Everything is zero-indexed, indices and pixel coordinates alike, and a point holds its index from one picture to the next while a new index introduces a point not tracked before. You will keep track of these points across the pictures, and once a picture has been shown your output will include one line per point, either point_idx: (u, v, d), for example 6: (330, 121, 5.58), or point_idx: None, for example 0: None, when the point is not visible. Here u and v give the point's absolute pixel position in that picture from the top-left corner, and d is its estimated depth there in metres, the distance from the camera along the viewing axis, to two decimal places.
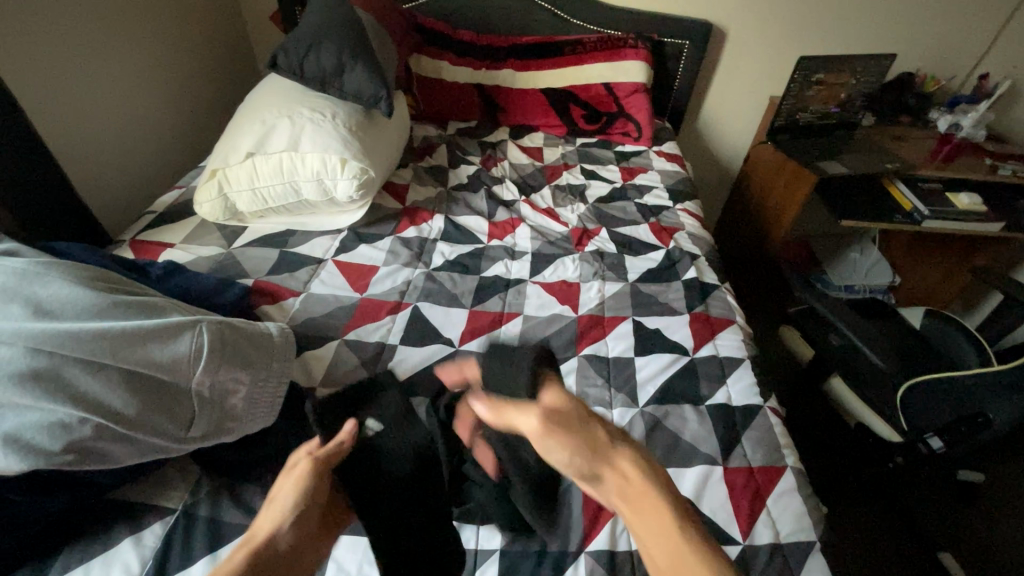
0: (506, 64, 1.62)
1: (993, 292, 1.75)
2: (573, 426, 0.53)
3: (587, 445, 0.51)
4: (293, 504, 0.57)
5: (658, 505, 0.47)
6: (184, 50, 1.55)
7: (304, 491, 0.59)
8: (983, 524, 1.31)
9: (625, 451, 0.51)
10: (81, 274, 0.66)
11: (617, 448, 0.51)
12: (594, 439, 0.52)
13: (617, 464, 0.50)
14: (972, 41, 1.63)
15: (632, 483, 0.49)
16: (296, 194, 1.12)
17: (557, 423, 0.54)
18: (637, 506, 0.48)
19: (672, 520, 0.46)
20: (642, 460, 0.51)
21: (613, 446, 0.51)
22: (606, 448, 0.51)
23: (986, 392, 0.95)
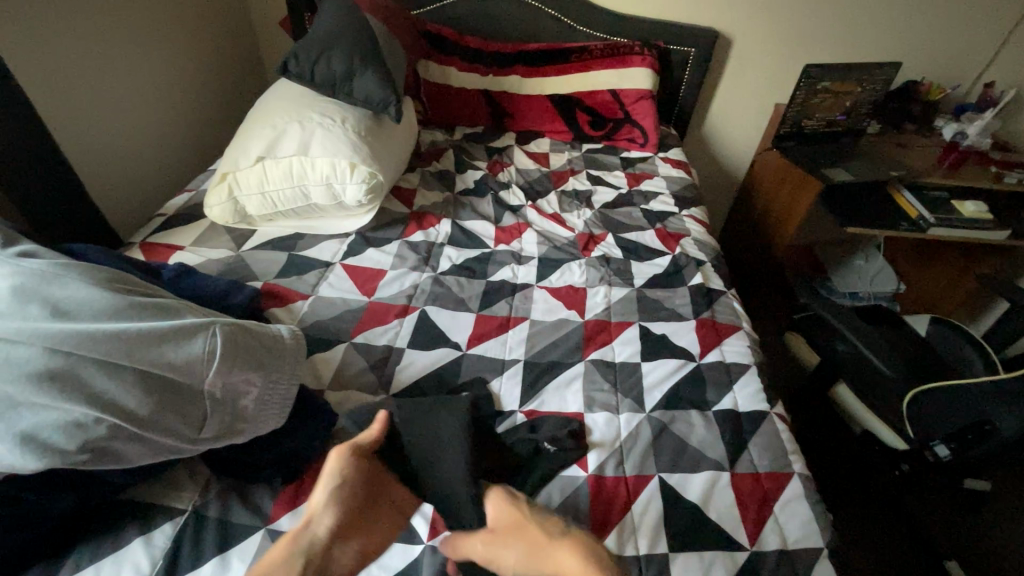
0: (512, 70, 1.63)
1: (998, 300, 1.75)
2: (513, 537, 0.60)
3: (531, 542, 0.59)
4: (329, 498, 0.61)
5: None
6: (194, 55, 1.57)
7: (339, 485, 0.62)
8: (989, 533, 1.30)
9: (571, 536, 0.59)
10: (98, 275, 0.67)
11: (556, 541, 0.58)
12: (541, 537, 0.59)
13: (562, 560, 0.56)
14: (977, 50, 1.64)
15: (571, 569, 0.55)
16: (305, 197, 1.13)
17: (506, 533, 0.61)
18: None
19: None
20: (586, 544, 0.57)
21: (559, 537, 0.58)
22: (555, 538, 0.58)
23: (994, 400, 0.95)
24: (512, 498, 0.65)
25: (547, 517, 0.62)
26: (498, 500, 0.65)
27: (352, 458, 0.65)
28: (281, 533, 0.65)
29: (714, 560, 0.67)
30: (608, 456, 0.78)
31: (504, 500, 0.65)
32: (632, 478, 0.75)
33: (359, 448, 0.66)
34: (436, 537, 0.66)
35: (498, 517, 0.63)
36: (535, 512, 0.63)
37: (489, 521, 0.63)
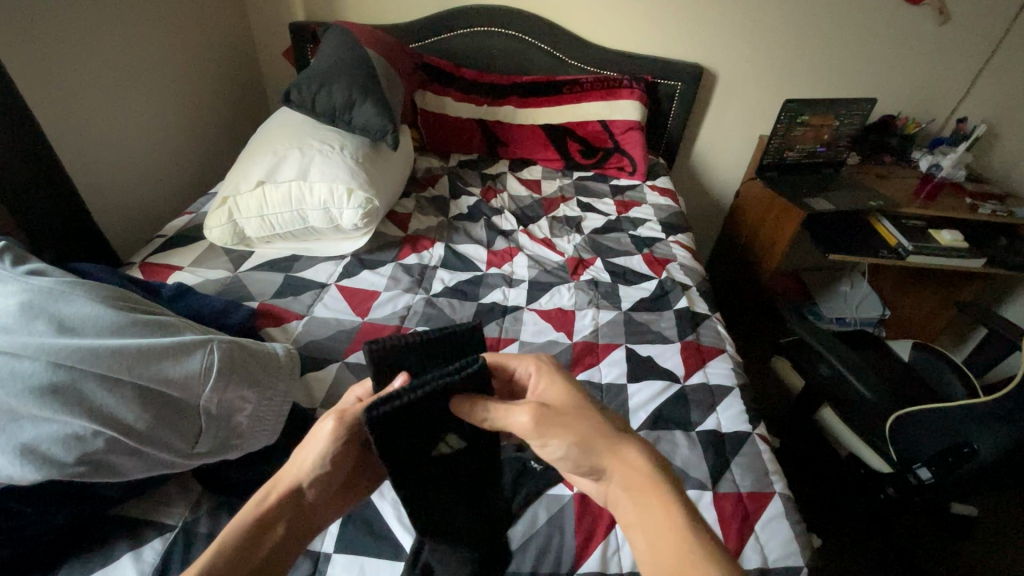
0: (506, 101, 1.70)
1: (979, 328, 1.80)
2: (575, 416, 0.57)
3: (591, 429, 0.56)
4: (314, 466, 0.56)
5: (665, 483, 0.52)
6: (199, 84, 1.63)
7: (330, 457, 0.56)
8: (978, 559, 1.31)
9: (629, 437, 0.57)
10: (102, 293, 0.70)
11: (612, 444, 0.55)
12: (609, 434, 0.56)
13: (624, 456, 0.54)
14: (950, 88, 1.73)
15: (631, 474, 0.53)
16: (303, 220, 1.16)
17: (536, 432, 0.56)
18: (638, 493, 0.52)
19: (682, 498, 0.50)
20: (644, 448, 0.56)
21: (620, 435, 0.56)
22: (614, 441, 0.55)
23: (973, 422, 0.96)
24: (568, 380, 0.63)
25: (604, 413, 0.59)
26: (554, 380, 0.62)
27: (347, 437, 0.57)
28: None
29: None
30: None
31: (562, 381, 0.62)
32: None
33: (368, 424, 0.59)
34: None
35: (552, 398, 0.60)
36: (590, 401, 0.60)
37: (524, 419, 0.56)
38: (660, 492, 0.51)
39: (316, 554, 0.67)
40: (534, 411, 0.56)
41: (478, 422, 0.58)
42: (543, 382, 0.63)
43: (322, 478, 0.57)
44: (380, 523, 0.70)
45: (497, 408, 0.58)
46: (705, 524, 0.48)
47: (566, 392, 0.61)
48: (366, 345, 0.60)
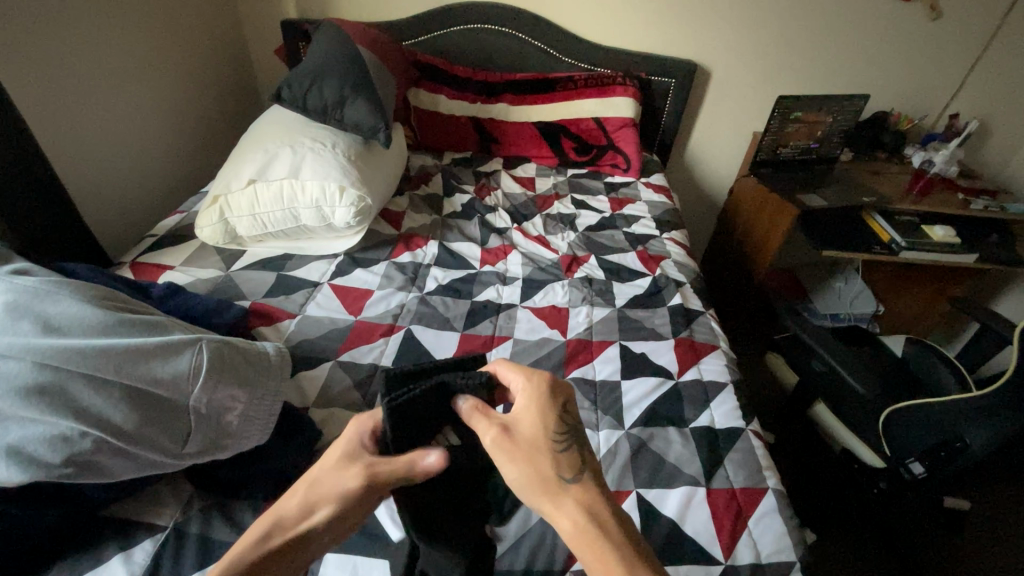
0: (500, 98, 1.69)
1: (971, 323, 1.82)
2: (533, 449, 0.54)
3: (546, 470, 0.53)
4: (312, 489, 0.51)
5: (607, 546, 0.49)
6: (190, 82, 1.62)
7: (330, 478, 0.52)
8: (970, 552, 1.32)
9: (581, 484, 0.53)
10: (89, 293, 0.69)
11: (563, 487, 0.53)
12: (559, 472, 0.53)
13: (564, 507, 0.52)
14: (941, 84, 1.73)
15: (574, 524, 0.50)
16: (295, 219, 1.16)
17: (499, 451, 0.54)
18: (580, 545, 0.49)
19: (620, 566, 0.47)
20: (592, 498, 0.52)
21: (568, 482, 0.53)
22: (563, 482, 0.53)
23: (964, 416, 0.97)
24: (546, 403, 0.57)
25: (566, 450, 0.55)
26: (529, 401, 0.57)
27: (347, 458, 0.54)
28: None
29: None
30: None
31: (538, 405, 0.57)
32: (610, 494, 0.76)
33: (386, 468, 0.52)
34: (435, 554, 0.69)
35: (525, 420, 0.56)
36: (556, 433, 0.56)
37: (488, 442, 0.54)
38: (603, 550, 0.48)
39: None
40: (498, 434, 0.55)
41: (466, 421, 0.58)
42: (522, 398, 0.58)
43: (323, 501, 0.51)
44: (373, 522, 0.70)
45: (477, 415, 0.57)
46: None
47: (535, 418, 0.56)
48: (383, 371, 0.59)
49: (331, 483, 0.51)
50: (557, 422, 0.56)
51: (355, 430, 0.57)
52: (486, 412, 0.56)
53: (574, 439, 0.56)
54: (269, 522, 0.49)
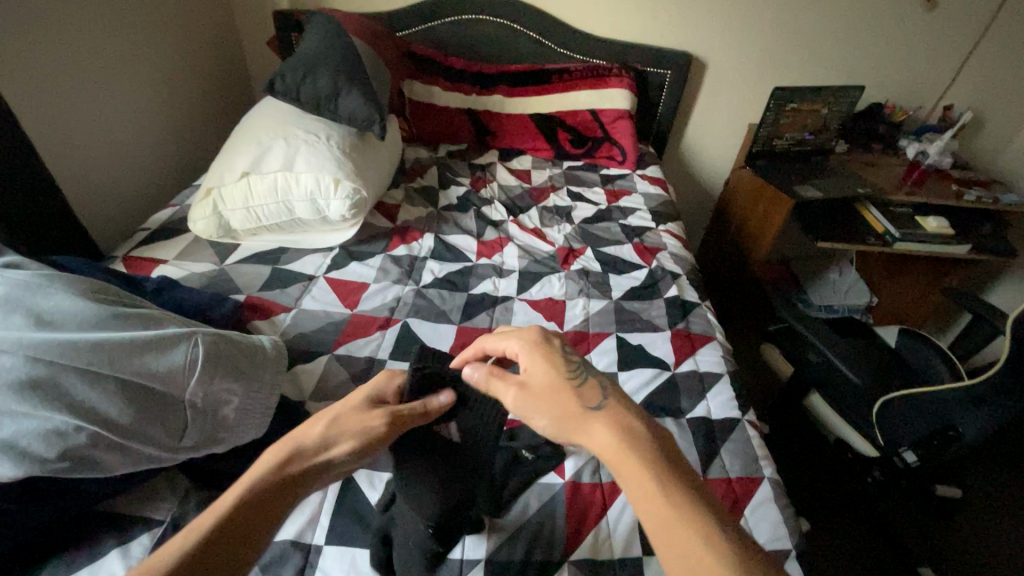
0: (495, 90, 1.68)
1: (964, 313, 1.83)
2: (552, 390, 0.56)
3: (569, 403, 0.54)
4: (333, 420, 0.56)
5: (633, 452, 0.47)
6: (182, 73, 1.60)
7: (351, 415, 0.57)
8: (961, 539, 1.34)
9: (606, 409, 0.52)
10: (81, 287, 0.68)
11: (589, 413, 0.52)
12: (582, 401, 0.54)
13: (593, 427, 0.51)
14: (936, 74, 1.73)
15: (607, 442, 0.49)
16: (289, 212, 1.15)
17: (525, 403, 0.57)
18: (615, 458, 0.48)
19: (652, 471, 0.45)
20: (621, 416, 0.51)
21: (594, 408, 0.53)
22: (588, 409, 0.53)
23: (958, 407, 0.99)
24: (550, 353, 0.61)
25: (584, 384, 0.56)
26: (536, 355, 0.60)
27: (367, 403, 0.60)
28: None
29: None
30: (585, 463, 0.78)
31: (546, 356, 0.60)
32: (608, 484, 0.76)
33: (402, 415, 0.59)
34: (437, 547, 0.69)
35: (537, 371, 0.59)
36: (569, 373, 0.58)
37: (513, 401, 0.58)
38: (640, 456, 0.47)
39: (307, 546, 0.66)
40: (516, 391, 0.58)
41: (484, 391, 0.61)
42: (525, 357, 0.61)
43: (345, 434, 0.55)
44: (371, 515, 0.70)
45: (491, 378, 0.60)
46: (671, 499, 0.43)
47: (547, 366, 0.59)
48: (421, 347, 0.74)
49: (355, 422, 0.57)
50: (564, 364, 0.59)
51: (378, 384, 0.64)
52: (499, 376, 0.60)
53: (588, 375, 0.58)
54: (291, 449, 0.53)
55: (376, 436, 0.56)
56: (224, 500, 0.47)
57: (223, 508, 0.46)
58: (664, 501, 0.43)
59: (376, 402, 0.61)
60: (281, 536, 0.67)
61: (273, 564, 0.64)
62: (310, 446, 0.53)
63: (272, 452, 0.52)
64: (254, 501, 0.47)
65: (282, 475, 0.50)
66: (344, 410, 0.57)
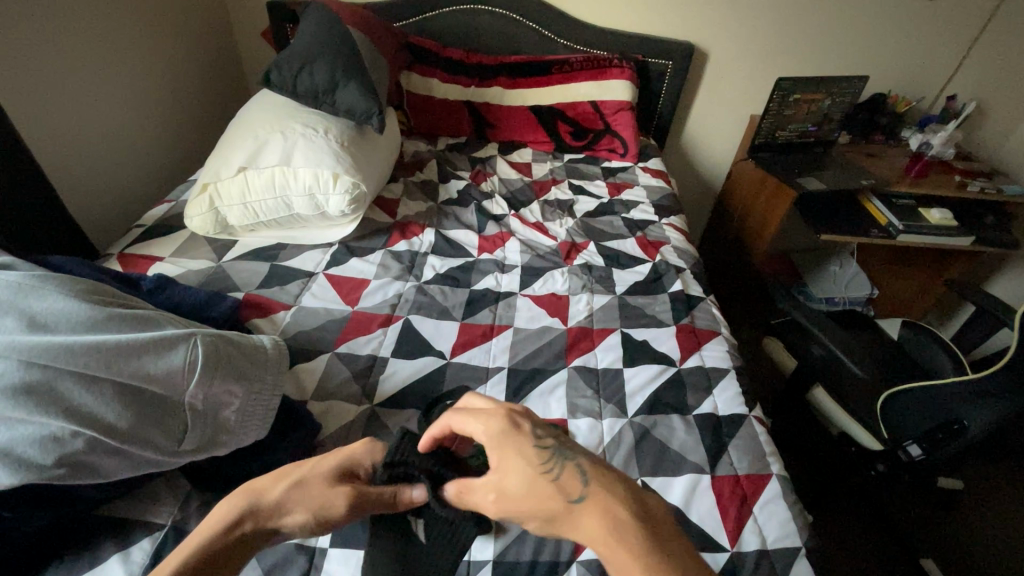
0: (494, 82, 1.65)
1: (965, 304, 1.83)
2: (529, 487, 0.46)
3: (548, 500, 0.44)
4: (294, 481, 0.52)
5: (635, 561, 0.39)
6: (174, 66, 1.56)
7: (314, 480, 0.52)
8: (963, 531, 1.34)
9: (591, 500, 0.42)
10: (75, 287, 0.67)
11: (573, 510, 0.42)
12: (561, 493, 0.43)
13: (580, 530, 0.42)
14: (940, 64, 1.71)
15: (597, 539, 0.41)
16: (287, 208, 1.13)
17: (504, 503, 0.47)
18: (615, 558, 0.40)
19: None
20: (609, 509, 0.42)
21: (577, 501, 0.42)
22: (571, 503, 0.43)
23: (965, 400, 0.97)
24: (519, 437, 0.49)
25: (561, 469, 0.44)
26: (501, 443, 0.49)
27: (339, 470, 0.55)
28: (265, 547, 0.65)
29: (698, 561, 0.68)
30: None
31: (513, 440, 0.48)
32: None
33: (368, 500, 0.53)
34: None
35: (508, 464, 0.47)
36: (543, 462, 0.46)
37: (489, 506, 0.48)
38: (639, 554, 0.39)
39: (312, 549, 0.65)
40: (493, 496, 0.48)
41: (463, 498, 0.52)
42: (489, 442, 0.50)
43: (305, 498, 0.51)
44: None
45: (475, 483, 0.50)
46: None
47: (516, 457, 0.47)
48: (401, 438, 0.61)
49: (318, 493, 0.51)
50: (538, 448, 0.48)
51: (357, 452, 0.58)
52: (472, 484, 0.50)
53: (564, 454, 0.46)
54: (244, 506, 0.49)
55: (333, 518, 0.51)
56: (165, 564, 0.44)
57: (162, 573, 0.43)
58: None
59: (348, 472, 0.56)
60: (285, 540, 0.66)
61: (277, 568, 0.63)
62: (265, 509, 0.49)
63: (227, 504, 0.49)
64: (192, 570, 0.44)
65: (230, 537, 0.47)
66: (311, 476, 0.53)
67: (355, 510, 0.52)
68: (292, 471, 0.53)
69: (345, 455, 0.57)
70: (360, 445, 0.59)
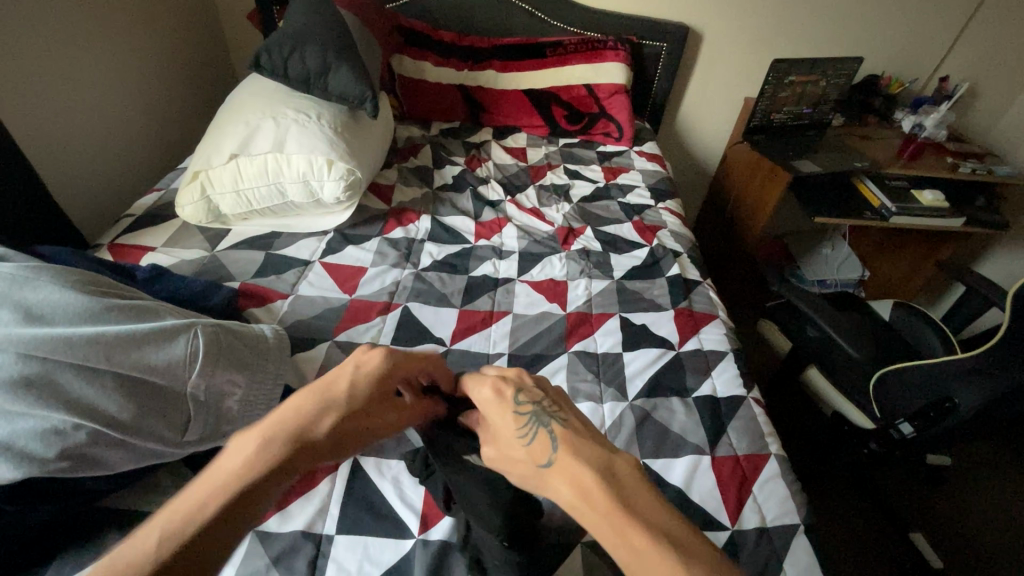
0: (488, 65, 1.63)
1: (954, 285, 1.86)
2: (513, 445, 0.55)
3: (527, 460, 0.52)
4: (336, 402, 0.50)
5: (594, 509, 0.44)
6: (159, 50, 1.52)
7: (352, 402, 0.51)
8: (951, 505, 1.38)
9: (558, 459, 0.49)
10: (71, 278, 0.65)
11: (545, 469, 0.50)
12: (535, 453, 0.52)
13: (550, 487, 0.49)
14: (934, 45, 1.71)
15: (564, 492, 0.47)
16: (281, 195, 1.11)
17: (499, 456, 0.58)
18: (579, 508, 0.45)
19: (611, 520, 0.42)
20: (574, 468, 0.48)
21: (546, 463, 0.50)
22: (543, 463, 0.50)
23: (959, 377, 0.97)
24: (507, 406, 0.59)
25: (537, 435, 0.53)
26: (496, 410, 0.60)
27: (370, 386, 0.54)
28: (270, 534, 0.65)
29: None
30: None
31: (501, 411, 0.60)
32: None
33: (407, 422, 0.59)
34: (427, 531, 0.66)
35: (502, 427, 0.59)
36: (523, 428, 0.56)
37: (488, 459, 0.59)
38: (600, 501, 0.44)
39: (318, 536, 0.65)
40: (489, 451, 0.59)
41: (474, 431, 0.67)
42: (488, 409, 0.61)
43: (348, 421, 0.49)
44: (384, 506, 0.69)
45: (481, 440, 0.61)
46: (648, 561, 0.39)
47: (506, 422, 0.58)
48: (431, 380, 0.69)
49: (361, 419, 0.51)
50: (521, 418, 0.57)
51: (380, 362, 0.57)
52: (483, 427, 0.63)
53: (541, 423, 0.55)
54: (296, 437, 0.45)
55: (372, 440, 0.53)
56: (212, 491, 0.39)
57: (205, 516, 0.38)
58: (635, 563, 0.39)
59: (381, 389, 0.56)
60: (290, 527, 0.66)
61: (284, 556, 0.63)
62: (317, 433, 0.47)
63: (270, 434, 0.44)
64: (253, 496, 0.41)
65: (282, 464, 0.43)
66: (352, 398, 0.51)
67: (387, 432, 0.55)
68: (332, 392, 0.51)
69: (373, 368, 0.56)
70: (382, 354, 0.58)
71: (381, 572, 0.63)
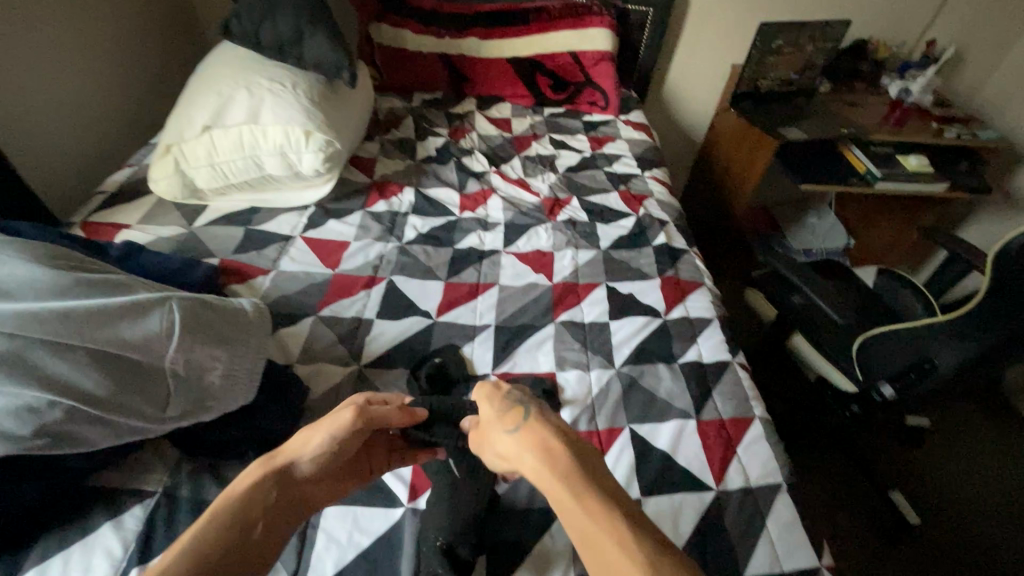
0: (470, 33, 1.58)
1: (936, 251, 1.89)
2: (490, 423, 0.58)
3: (502, 432, 0.55)
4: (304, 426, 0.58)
5: (555, 477, 0.47)
6: (124, 18, 1.45)
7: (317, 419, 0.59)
8: (928, 463, 1.42)
9: (528, 433, 0.53)
10: (37, 253, 0.63)
11: (516, 441, 0.53)
12: (508, 428, 0.55)
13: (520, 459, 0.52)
14: (923, 7, 1.68)
15: (530, 462, 0.50)
16: (258, 168, 1.08)
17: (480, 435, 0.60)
18: (543, 477, 0.48)
19: (568, 488, 0.45)
20: (543, 441, 0.51)
21: (517, 435, 0.53)
22: (515, 435, 0.54)
23: (938, 339, 0.99)
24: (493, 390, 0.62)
25: (513, 413, 0.56)
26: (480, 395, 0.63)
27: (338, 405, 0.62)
28: None
29: (683, 501, 0.71)
30: (581, 412, 0.80)
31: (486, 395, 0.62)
32: (605, 431, 0.78)
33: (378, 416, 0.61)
34: (416, 499, 0.67)
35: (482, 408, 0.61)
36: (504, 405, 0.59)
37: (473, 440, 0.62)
38: (562, 470, 0.47)
39: None
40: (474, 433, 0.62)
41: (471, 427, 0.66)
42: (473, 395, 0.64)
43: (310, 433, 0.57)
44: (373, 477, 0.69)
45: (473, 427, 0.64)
46: (596, 521, 0.42)
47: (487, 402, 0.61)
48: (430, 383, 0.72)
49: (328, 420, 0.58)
50: (502, 396, 0.60)
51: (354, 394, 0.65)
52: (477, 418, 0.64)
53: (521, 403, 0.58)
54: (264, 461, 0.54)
55: (345, 428, 0.57)
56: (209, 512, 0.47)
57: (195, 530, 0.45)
58: (591, 525, 0.42)
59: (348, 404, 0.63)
60: None
61: None
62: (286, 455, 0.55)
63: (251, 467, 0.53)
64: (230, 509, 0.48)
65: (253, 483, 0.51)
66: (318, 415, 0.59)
67: (367, 420, 0.59)
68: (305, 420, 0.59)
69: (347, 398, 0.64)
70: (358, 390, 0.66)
71: (372, 540, 0.63)
